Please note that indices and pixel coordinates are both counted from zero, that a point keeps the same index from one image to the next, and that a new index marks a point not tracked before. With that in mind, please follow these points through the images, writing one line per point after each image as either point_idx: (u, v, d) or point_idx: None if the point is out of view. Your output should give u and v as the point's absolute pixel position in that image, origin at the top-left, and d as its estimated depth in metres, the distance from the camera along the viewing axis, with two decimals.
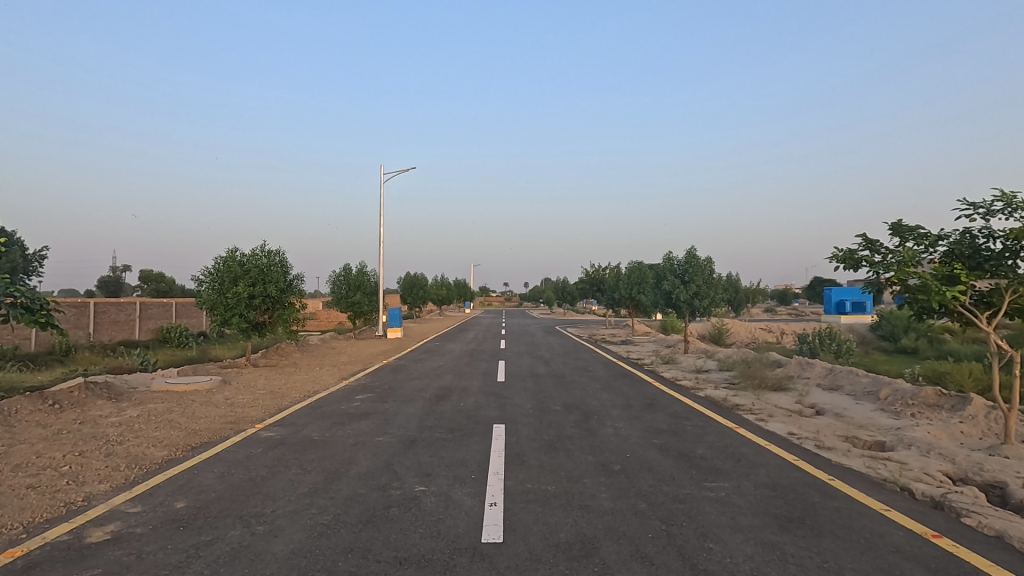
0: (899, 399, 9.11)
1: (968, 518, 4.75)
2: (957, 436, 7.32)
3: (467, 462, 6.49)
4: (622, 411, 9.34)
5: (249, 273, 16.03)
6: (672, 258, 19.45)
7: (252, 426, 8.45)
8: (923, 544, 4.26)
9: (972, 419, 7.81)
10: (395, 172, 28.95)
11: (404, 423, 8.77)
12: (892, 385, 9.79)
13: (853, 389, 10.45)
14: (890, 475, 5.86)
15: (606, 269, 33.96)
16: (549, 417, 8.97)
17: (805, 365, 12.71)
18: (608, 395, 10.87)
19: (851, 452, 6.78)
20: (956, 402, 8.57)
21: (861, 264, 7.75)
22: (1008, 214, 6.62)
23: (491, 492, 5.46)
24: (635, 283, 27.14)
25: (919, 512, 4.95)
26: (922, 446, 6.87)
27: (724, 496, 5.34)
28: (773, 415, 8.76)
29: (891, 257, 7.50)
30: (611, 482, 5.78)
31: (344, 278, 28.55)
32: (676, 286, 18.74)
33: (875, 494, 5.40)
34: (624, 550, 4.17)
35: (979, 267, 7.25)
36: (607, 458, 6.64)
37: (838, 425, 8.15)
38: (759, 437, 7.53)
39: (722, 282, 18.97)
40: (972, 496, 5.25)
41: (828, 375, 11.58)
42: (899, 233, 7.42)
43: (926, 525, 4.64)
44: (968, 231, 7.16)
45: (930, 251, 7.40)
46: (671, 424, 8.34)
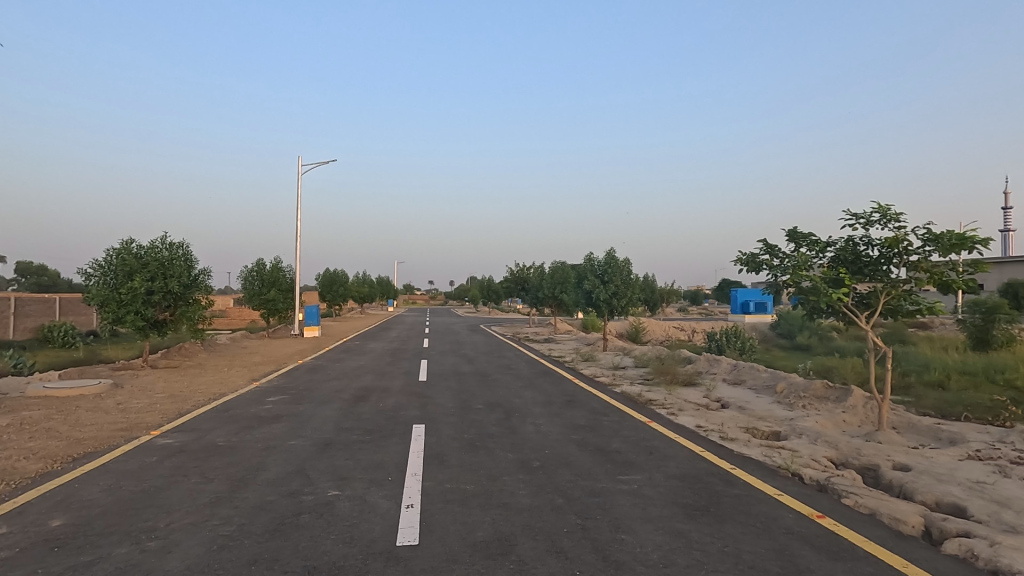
0: (793, 391, 9.92)
1: (848, 499, 5.24)
2: (840, 425, 8.06)
3: (385, 464, 6.34)
4: (543, 408, 9.48)
5: (147, 267, 14.73)
6: (593, 259, 20.01)
7: (148, 433, 7.77)
8: (810, 525, 4.65)
9: (853, 409, 8.64)
10: (315, 163, 27.78)
11: (320, 425, 8.42)
12: (786, 380, 10.62)
13: (754, 383, 11.24)
14: (783, 462, 6.36)
15: (529, 269, 34.37)
16: (470, 416, 8.94)
17: (713, 362, 13.51)
18: (531, 393, 10.99)
19: (751, 442, 7.29)
20: (840, 393, 9.43)
21: (761, 267, 8.36)
22: (884, 224, 7.39)
23: (408, 493, 5.36)
24: (558, 282, 27.69)
25: (807, 495, 5.40)
26: (811, 435, 7.50)
27: (636, 488, 5.56)
28: (683, 409, 9.25)
29: (788, 261, 8.15)
30: (530, 479, 5.85)
31: (257, 274, 26.88)
32: (596, 286, 19.30)
33: (770, 481, 5.81)
34: (541, 546, 4.23)
35: (860, 272, 8.02)
36: (527, 455, 6.71)
37: (740, 417, 8.74)
38: (669, 430, 7.90)
39: (639, 282, 19.75)
40: (851, 479, 5.81)
41: (732, 371, 12.39)
42: (793, 239, 8.08)
43: (813, 507, 5.07)
44: (851, 239, 7.92)
45: (820, 256, 8.11)
46: (589, 420, 8.58)
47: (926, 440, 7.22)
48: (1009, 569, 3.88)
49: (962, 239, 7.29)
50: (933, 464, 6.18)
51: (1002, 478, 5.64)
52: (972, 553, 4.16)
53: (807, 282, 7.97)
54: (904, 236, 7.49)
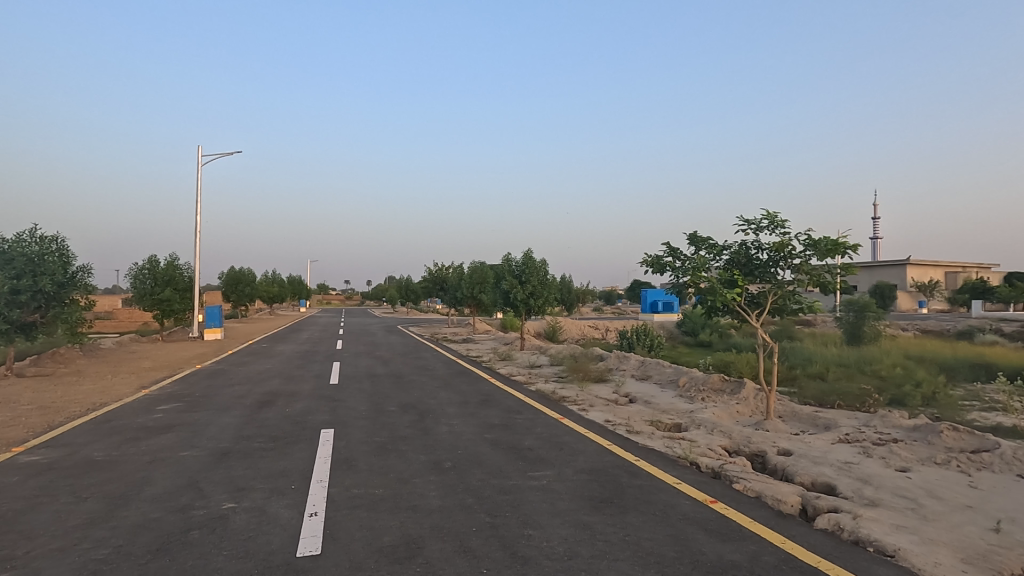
0: (694, 385, 10.57)
1: (737, 484, 5.67)
2: (734, 415, 8.70)
3: (289, 472, 6.03)
4: (458, 408, 9.45)
5: (12, 263, 13.06)
6: (510, 259, 20.22)
7: (7, 450, 6.87)
8: (703, 510, 4.97)
9: (745, 400, 9.35)
10: (217, 153, 25.91)
11: (217, 433, 7.86)
12: (688, 374, 11.31)
13: (659, 378, 11.87)
14: (682, 452, 6.76)
15: (448, 269, 34.15)
16: (383, 419, 8.72)
17: (623, 358, 14.10)
18: (446, 393, 10.92)
19: (654, 434, 7.68)
20: (734, 385, 10.18)
21: (665, 269, 8.84)
22: (772, 230, 8.06)
23: (312, 501, 5.14)
24: (476, 282, 27.72)
25: (702, 482, 5.78)
26: (708, 425, 8.03)
27: (546, 483, 5.69)
28: (594, 405, 9.58)
29: (689, 263, 8.67)
30: (441, 479, 5.80)
31: (149, 272, 24.67)
32: (514, 286, 19.52)
33: (669, 470, 6.14)
34: (449, 547, 4.20)
35: (751, 274, 8.70)
36: (439, 456, 6.65)
37: (645, 411, 9.19)
38: (580, 426, 8.15)
39: (555, 283, 20.20)
40: (741, 465, 6.29)
41: (640, 367, 13.01)
42: (694, 243, 8.61)
43: (707, 493, 5.42)
44: (744, 243, 8.57)
45: (717, 259, 8.70)
46: (503, 419, 8.65)
47: (805, 426, 7.97)
48: (868, 538, 4.36)
49: (836, 245, 8.11)
50: (811, 448, 6.83)
51: (866, 458, 6.34)
52: (839, 527, 4.63)
53: (706, 283, 8.52)
54: (788, 241, 8.21)
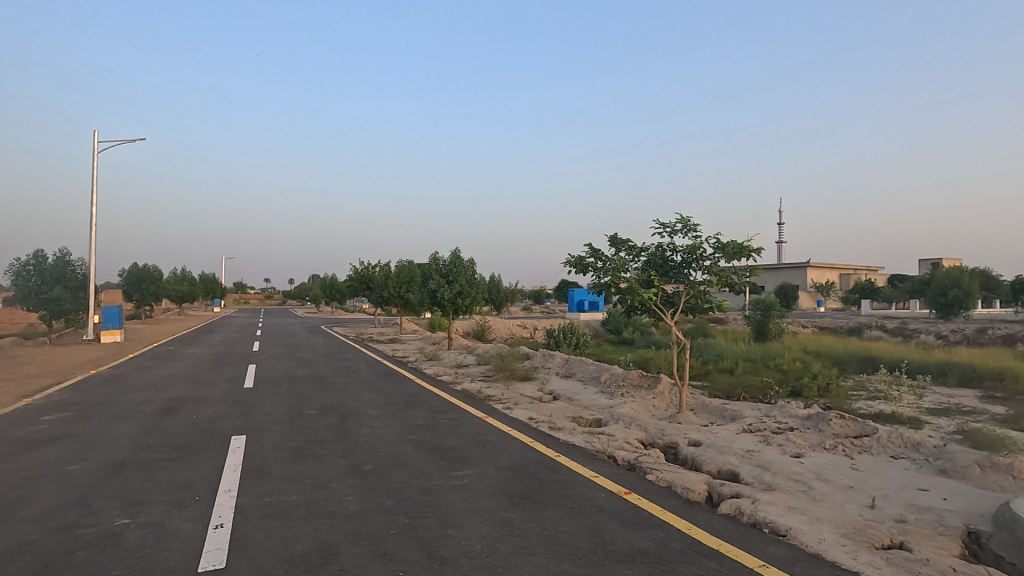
0: (614, 381, 10.96)
1: (650, 475, 5.94)
2: (650, 409, 9.11)
3: (194, 483, 5.66)
4: (381, 410, 9.26)
5: None
6: (438, 258, 20.05)
7: None
8: (618, 501, 5.17)
9: (660, 394, 9.81)
10: (116, 140, 23.81)
11: (112, 444, 7.23)
12: (609, 371, 11.71)
13: (582, 375, 12.20)
14: (601, 446, 6.99)
15: (374, 267, 33.33)
16: (301, 423, 8.38)
17: (548, 356, 14.37)
18: (369, 395, 10.65)
19: (575, 430, 7.89)
20: (651, 380, 10.66)
21: (587, 269, 9.11)
22: (685, 233, 8.51)
23: (219, 512, 4.85)
24: (404, 281, 27.25)
25: (618, 474, 6.00)
26: (626, 420, 8.35)
27: (468, 482, 5.69)
28: (518, 403, 9.70)
29: (609, 264, 8.99)
30: (360, 483, 5.66)
31: (34, 268, 22.32)
32: (441, 285, 19.38)
33: (588, 465, 6.33)
34: (365, 552, 4.11)
35: (667, 275, 9.14)
36: (359, 460, 6.48)
37: (568, 407, 9.41)
38: (503, 424, 8.22)
39: (483, 282, 20.26)
40: (655, 456, 6.60)
41: (564, 365, 13.31)
42: (614, 244, 8.94)
43: (622, 485, 5.64)
44: (660, 245, 8.99)
45: (636, 260, 9.08)
46: (427, 419, 8.57)
47: (714, 418, 8.47)
48: (764, 521, 4.71)
49: (742, 248, 8.69)
50: (718, 438, 7.28)
51: (765, 446, 6.84)
52: (739, 511, 4.97)
53: (625, 283, 8.87)
54: (700, 244, 8.70)
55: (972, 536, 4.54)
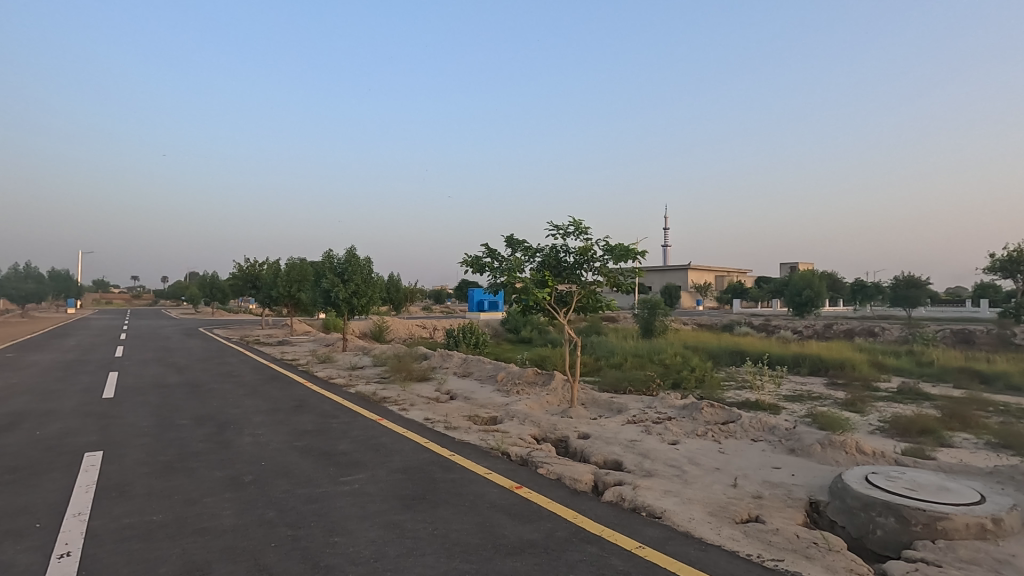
0: (510, 379, 11.18)
1: (541, 468, 6.14)
2: (544, 405, 9.41)
3: (35, 508, 4.97)
4: (265, 417, 8.70)
5: None
6: (331, 256, 19.21)
7: None
8: (509, 496, 5.29)
9: (554, 390, 10.17)
10: None
11: None
12: (506, 369, 11.93)
13: (480, 374, 12.31)
14: (495, 444, 7.11)
15: (262, 265, 31.22)
16: (171, 434, 7.65)
17: (446, 356, 14.33)
18: (253, 401, 9.96)
19: (471, 428, 7.95)
20: (545, 377, 11.01)
21: (484, 269, 9.20)
22: (578, 236, 8.89)
23: (65, 539, 4.29)
24: (294, 279, 25.80)
25: (511, 470, 6.14)
26: (520, 416, 8.56)
27: (358, 487, 5.53)
28: (414, 404, 9.57)
29: (506, 264, 9.16)
30: (239, 495, 5.29)
31: None
32: (335, 284, 18.58)
33: (482, 462, 6.41)
34: (241, 569, 3.85)
35: (560, 275, 9.49)
36: (238, 470, 6.05)
37: (464, 406, 9.46)
38: (398, 426, 8.07)
39: (380, 281, 19.73)
40: (546, 451, 6.82)
41: (462, 364, 13.36)
42: (511, 245, 9.12)
43: (514, 480, 5.78)
44: (555, 247, 9.32)
45: (531, 261, 9.33)
46: (316, 424, 8.20)
47: (602, 411, 8.95)
48: (642, 505, 5.06)
49: (628, 251, 9.24)
50: (605, 430, 7.69)
51: (646, 435, 7.34)
52: (621, 497, 5.29)
53: (521, 283, 9.07)
54: (591, 246, 9.12)
55: (813, 506, 5.19)
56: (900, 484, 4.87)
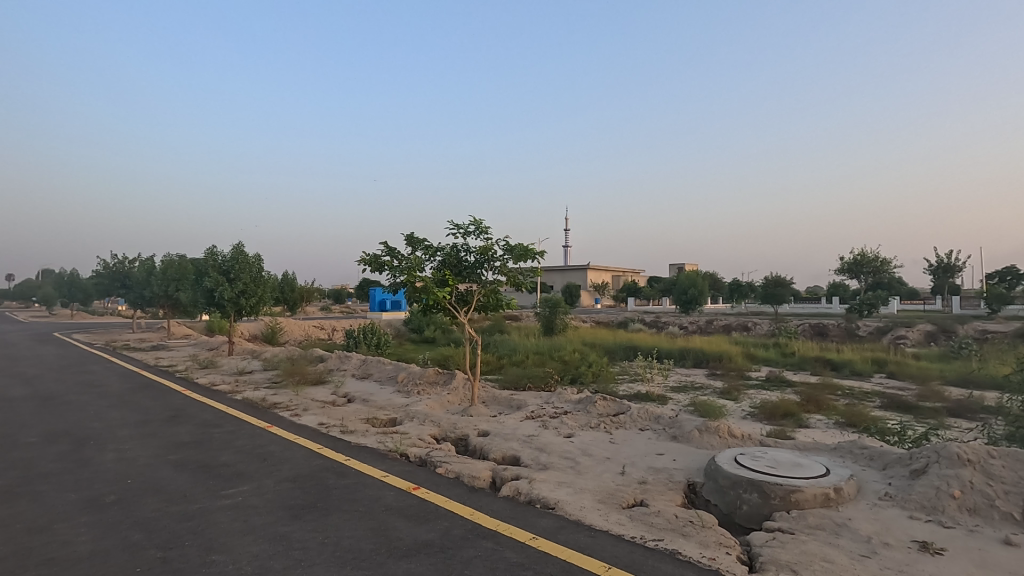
0: (411, 380, 11.00)
1: (440, 468, 6.12)
2: (444, 405, 9.37)
3: None
4: (135, 430, 7.87)
5: None
6: (215, 252, 17.75)
7: None
8: (406, 498, 5.21)
9: (455, 389, 10.15)
10: None
11: None
12: (406, 369, 11.72)
13: (380, 375, 12.00)
14: (393, 446, 6.97)
15: (133, 262, 28.13)
16: (13, 455, 6.68)
17: (344, 358, 13.80)
18: (119, 413, 8.96)
19: (368, 431, 7.72)
20: (446, 377, 10.97)
21: (382, 268, 8.99)
22: (478, 235, 8.96)
23: None
24: (172, 278, 23.51)
25: (408, 472, 6.05)
26: (420, 417, 8.46)
27: (241, 499, 5.17)
28: (308, 409, 9.12)
29: (405, 263, 9.01)
30: (99, 518, 4.75)
31: None
32: (220, 283, 17.20)
33: (378, 465, 6.25)
34: None
35: (461, 274, 9.50)
36: (99, 491, 5.42)
37: (362, 409, 9.17)
38: (289, 433, 7.65)
39: (272, 280, 18.55)
40: (445, 450, 6.80)
41: (361, 366, 12.94)
42: (411, 244, 8.99)
43: (411, 481, 5.70)
44: (455, 246, 9.32)
45: (432, 260, 9.25)
46: (195, 435, 7.55)
47: (502, 408, 9.08)
48: (537, 497, 5.21)
49: (527, 250, 9.45)
50: (504, 427, 7.81)
51: (543, 430, 7.56)
52: (518, 491, 5.41)
53: (421, 282, 8.97)
54: (491, 246, 9.23)
55: (691, 488, 5.64)
56: (763, 462, 5.43)
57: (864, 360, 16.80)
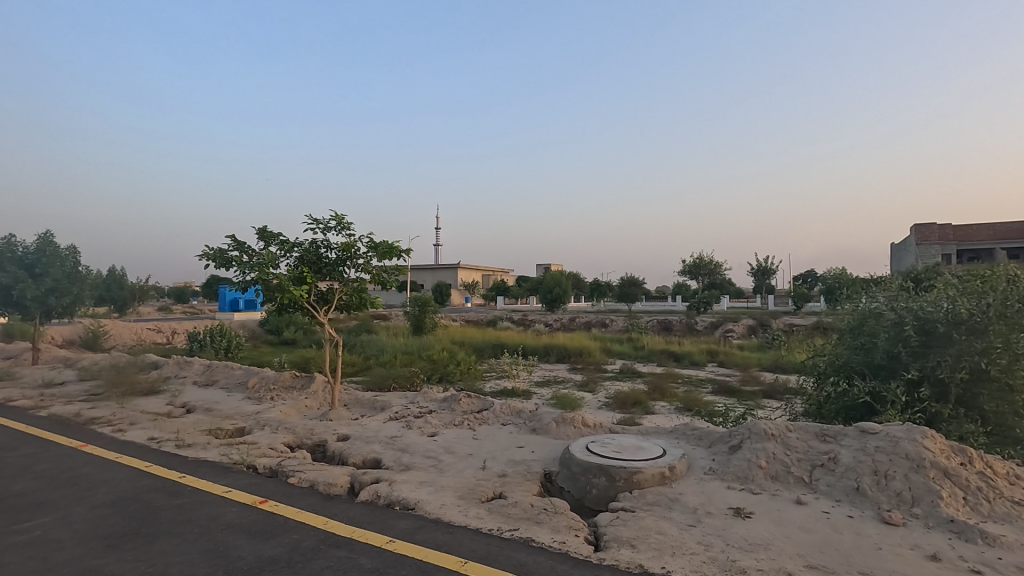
0: (263, 385, 10.19)
1: (292, 478, 5.74)
2: (301, 410, 8.82)
3: None
4: None
5: None
6: (14, 243, 14.89)
7: None
8: (251, 513, 4.81)
9: (313, 393, 9.60)
10: None
11: None
12: (258, 374, 10.83)
13: (227, 382, 10.94)
14: (239, 457, 6.39)
15: None
16: None
17: (183, 364, 12.37)
18: None
19: (210, 444, 7.00)
20: (304, 380, 10.33)
21: (229, 263, 8.21)
22: (339, 231, 8.56)
23: None
24: None
25: (256, 484, 5.60)
26: (272, 424, 7.86)
27: (41, 533, 4.40)
28: (135, 423, 8.03)
29: (257, 259, 8.33)
30: None
31: None
32: (20, 280, 14.44)
33: (220, 480, 5.70)
34: None
35: (321, 272, 9.01)
36: None
37: (203, 419, 8.29)
38: (109, 451, 6.66)
39: (92, 276, 16.03)
40: (300, 458, 6.40)
41: (205, 372, 11.70)
42: (263, 238, 8.32)
43: (258, 494, 5.28)
44: (314, 242, 8.81)
45: (287, 256, 8.65)
46: None
47: (364, 411, 8.78)
48: (397, 499, 5.12)
49: (392, 248, 9.23)
50: (365, 430, 7.56)
51: (407, 430, 7.44)
52: (376, 495, 5.26)
53: (274, 280, 8.34)
54: (354, 242, 8.87)
55: (547, 477, 5.92)
56: (610, 448, 5.87)
57: (700, 351, 18.98)
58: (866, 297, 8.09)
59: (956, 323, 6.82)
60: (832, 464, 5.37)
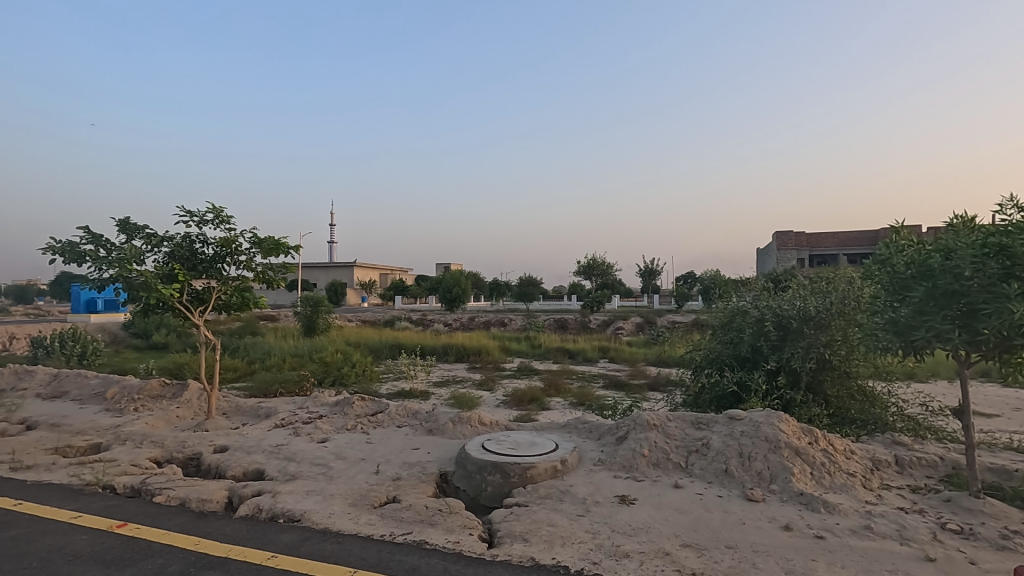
0: (125, 395, 9.10)
1: (158, 497, 5.18)
2: (171, 421, 7.99)
3: None
4: None
5: None
6: None
7: None
8: (105, 539, 4.27)
9: (186, 403, 8.74)
10: None
11: None
12: (119, 383, 9.66)
13: (80, 393, 9.64)
14: (93, 478, 5.66)
15: None
16: None
17: (23, 375, 10.71)
18: None
19: (56, 464, 6.12)
20: (176, 389, 9.38)
21: (81, 258, 7.25)
22: (217, 225, 7.89)
23: None
24: None
25: (113, 506, 4.99)
26: (136, 438, 7.05)
27: None
28: None
29: (116, 253, 7.44)
30: None
31: None
32: None
33: (68, 504, 5.00)
34: None
35: (195, 269, 8.24)
36: None
37: (48, 437, 7.23)
38: None
39: None
40: (168, 474, 5.80)
41: (51, 383, 10.22)
42: (125, 230, 7.44)
43: (115, 517, 4.70)
44: (188, 236, 8.05)
45: (155, 251, 7.81)
46: None
47: (246, 419, 8.15)
48: (281, 511, 4.81)
49: (279, 245, 8.67)
50: (247, 439, 7.03)
51: (294, 438, 7.02)
52: (258, 508, 4.91)
53: (138, 277, 7.50)
54: (234, 237, 8.21)
55: (442, 477, 5.88)
56: (505, 445, 5.95)
57: (593, 348, 19.86)
58: (735, 296, 8.92)
59: (806, 319, 7.75)
60: (704, 449, 5.86)
